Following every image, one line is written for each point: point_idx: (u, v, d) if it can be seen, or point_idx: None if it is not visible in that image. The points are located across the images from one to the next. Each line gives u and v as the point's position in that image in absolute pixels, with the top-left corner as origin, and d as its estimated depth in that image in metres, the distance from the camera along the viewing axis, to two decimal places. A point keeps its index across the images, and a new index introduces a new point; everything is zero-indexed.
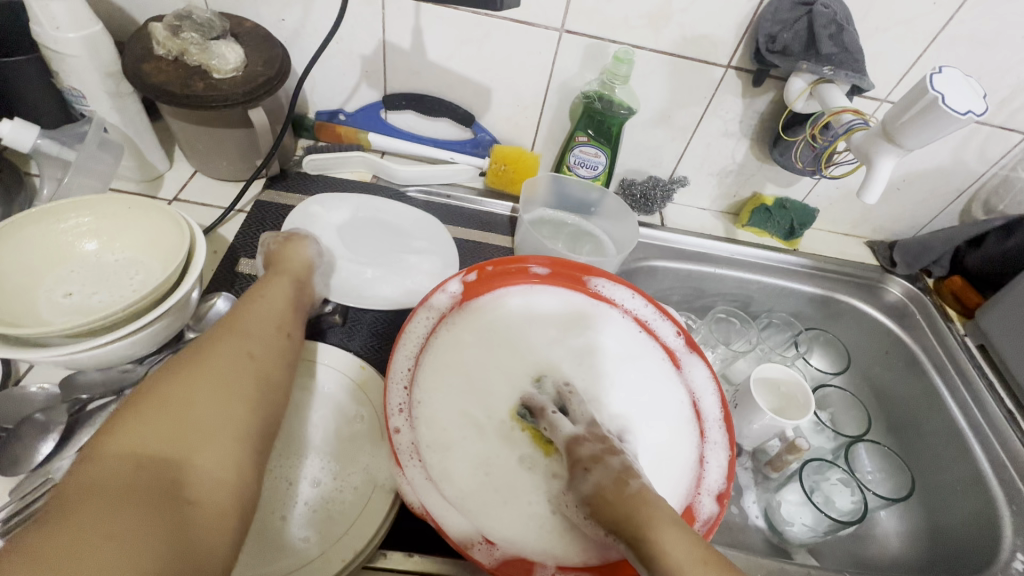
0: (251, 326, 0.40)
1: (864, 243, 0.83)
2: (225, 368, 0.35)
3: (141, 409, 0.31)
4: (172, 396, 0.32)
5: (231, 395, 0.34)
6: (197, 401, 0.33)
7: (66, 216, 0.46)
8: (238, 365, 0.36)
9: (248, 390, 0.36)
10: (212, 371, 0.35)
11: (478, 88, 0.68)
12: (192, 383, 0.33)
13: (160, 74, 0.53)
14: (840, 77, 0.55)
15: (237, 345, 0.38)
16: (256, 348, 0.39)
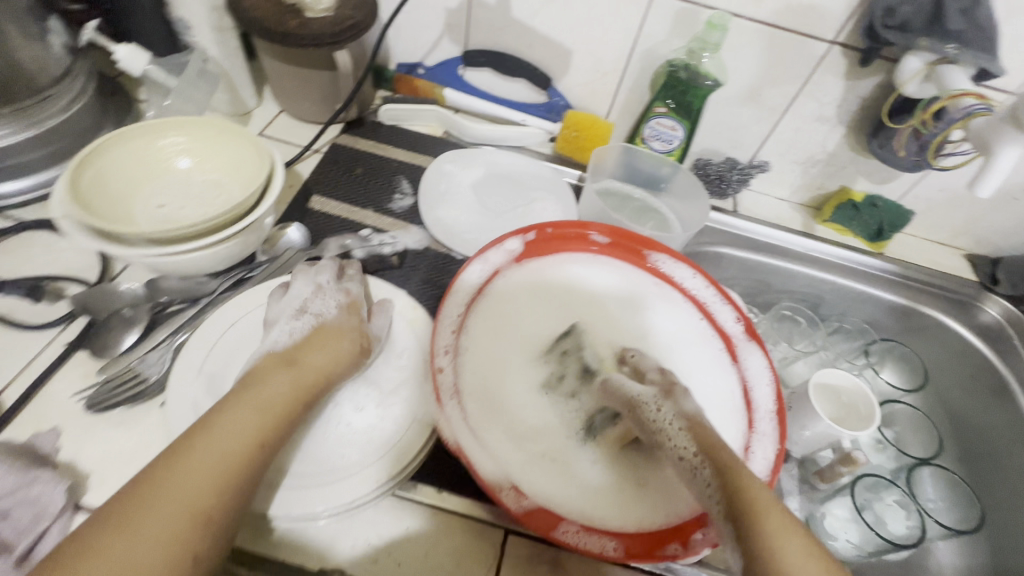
0: (268, 392, 0.38)
1: (962, 255, 0.75)
2: (219, 450, 0.34)
3: (134, 500, 0.31)
4: (164, 488, 0.32)
5: (224, 487, 0.33)
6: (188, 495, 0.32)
7: (165, 134, 0.50)
8: (239, 453, 0.35)
9: (230, 480, 0.34)
10: (196, 466, 0.33)
11: (559, 49, 0.66)
12: (188, 474, 0.33)
13: (259, 9, 0.55)
14: (966, 57, 0.49)
15: (242, 420, 0.36)
16: (270, 434, 0.37)
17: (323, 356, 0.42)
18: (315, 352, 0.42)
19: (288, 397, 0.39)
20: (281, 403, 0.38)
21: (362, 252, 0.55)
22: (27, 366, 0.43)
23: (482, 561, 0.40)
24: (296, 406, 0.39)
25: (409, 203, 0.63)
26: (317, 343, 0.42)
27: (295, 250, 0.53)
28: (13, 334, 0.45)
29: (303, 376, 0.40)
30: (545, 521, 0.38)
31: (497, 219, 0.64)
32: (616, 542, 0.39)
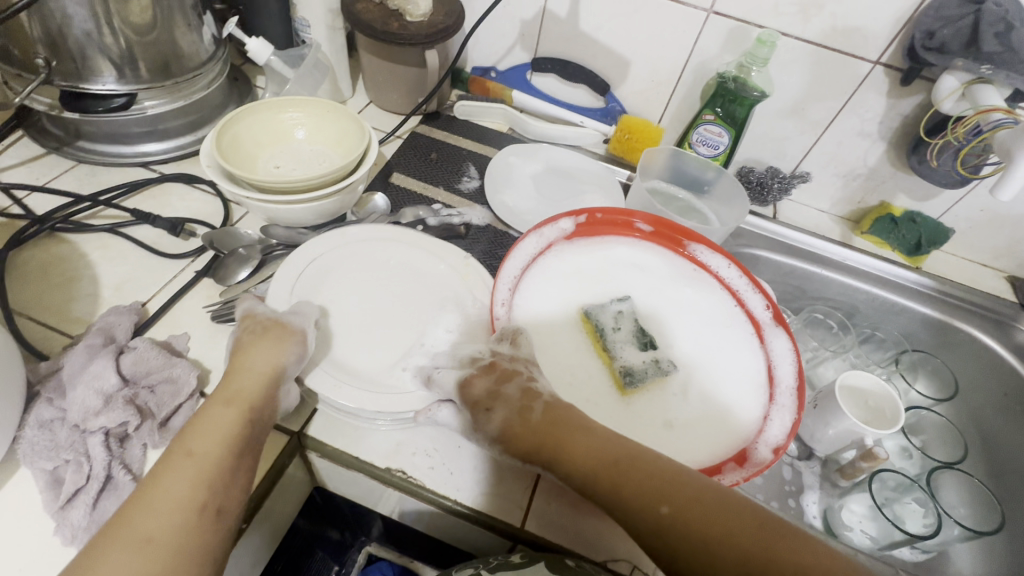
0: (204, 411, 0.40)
1: (1004, 278, 0.76)
2: (164, 476, 0.36)
3: (101, 548, 0.33)
4: (124, 532, 0.34)
5: (180, 512, 0.35)
6: (148, 528, 0.34)
7: (285, 109, 0.60)
8: (185, 475, 0.36)
9: (177, 493, 0.35)
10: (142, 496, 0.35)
11: (619, 59, 0.74)
12: (148, 500, 0.35)
13: (368, 13, 0.66)
14: (1000, 77, 0.54)
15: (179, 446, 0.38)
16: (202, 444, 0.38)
17: (253, 358, 0.43)
18: (244, 360, 0.43)
19: (227, 414, 0.40)
20: (222, 422, 0.39)
21: (434, 220, 0.63)
22: (166, 285, 0.54)
23: (522, 480, 0.46)
24: (240, 419, 0.40)
25: (475, 185, 0.71)
26: (245, 348, 0.44)
27: (379, 214, 0.62)
28: (157, 259, 0.56)
29: (233, 387, 0.41)
30: None
31: (551, 205, 0.71)
32: None
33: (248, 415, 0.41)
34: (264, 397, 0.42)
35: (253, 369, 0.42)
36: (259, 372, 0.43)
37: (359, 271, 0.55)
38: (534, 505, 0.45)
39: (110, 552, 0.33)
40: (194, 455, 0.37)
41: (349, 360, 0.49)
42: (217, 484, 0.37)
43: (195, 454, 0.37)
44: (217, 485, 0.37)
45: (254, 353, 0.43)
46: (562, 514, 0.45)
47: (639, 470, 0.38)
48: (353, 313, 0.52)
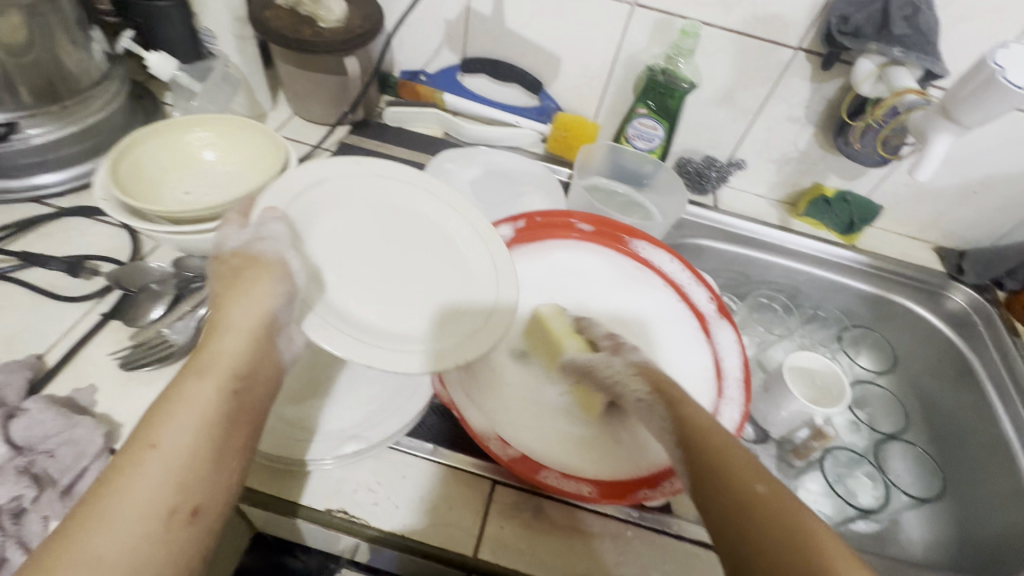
0: (182, 400, 0.33)
1: (932, 249, 0.80)
2: (137, 472, 0.30)
3: (65, 535, 0.27)
4: (80, 539, 0.27)
5: (150, 516, 0.29)
6: (112, 534, 0.28)
7: (192, 130, 0.56)
8: (157, 473, 0.30)
9: (143, 501, 0.29)
10: (106, 497, 0.29)
11: (549, 56, 0.72)
12: (112, 500, 0.29)
13: (277, 20, 0.62)
14: (911, 59, 0.55)
15: (148, 436, 0.31)
16: (183, 438, 0.31)
17: (240, 329, 0.38)
18: (222, 336, 0.37)
19: (214, 396, 0.34)
20: (207, 404, 0.33)
21: None
22: (68, 332, 0.49)
23: (472, 505, 0.45)
24: (229, 406, 0.34)
25: None
26: (236, 297, 0.39)
27: None
28: (55, 304, 0.50)
29: (219, 372, 0.35)
30: (528, 467, 0.43)
31: (491, 211, 0.69)
32: (591, 487, 0.44)
33: (236, 398, 0.35)
34: (252, 368, 0.37)
35: (240, 345, 0.37)
36: (249, 330, 0.38)
37: None
38: (485, 531, 0.43)
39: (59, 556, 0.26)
40: (159, 446, 0.31)
41: None
42: (191, 482, 0.31)
43: (162, 447, 0.31)
44: (198, 484, 0.31)
45: (234, 304, 0.39)
46: (514, 537, 0.43)
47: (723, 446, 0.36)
48: None
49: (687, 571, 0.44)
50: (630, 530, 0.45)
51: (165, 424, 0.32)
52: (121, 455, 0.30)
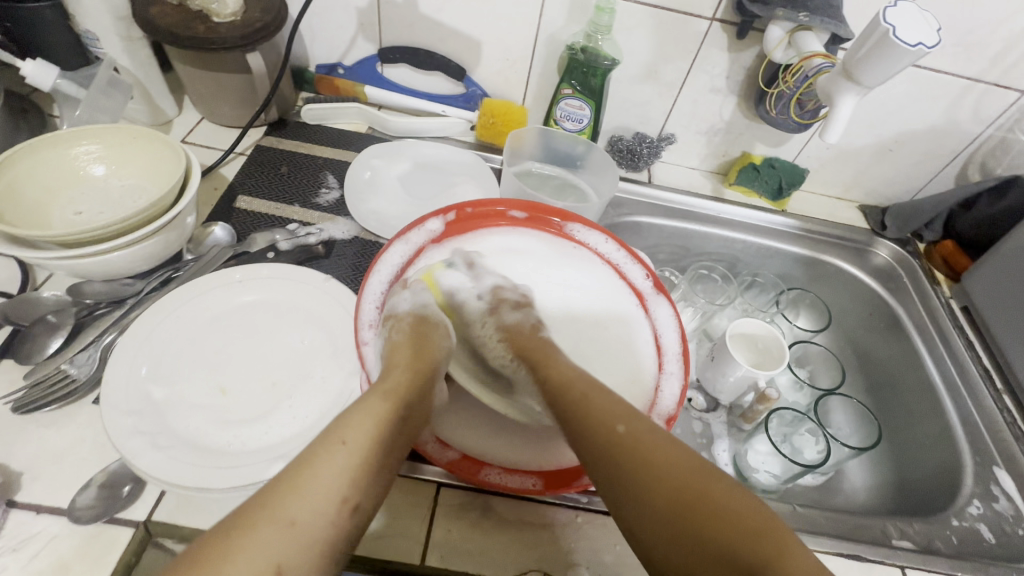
0: (361, 412, 0.36)
1: (857, 207, 0.83)
2: (335, 465, 0.32)
3: (259, 505, 0.30)
4: (289, 509, 0.30)
5: (330, 502, 0.31)
6: (306, 505, 0.30)
7: (77, 143, 0.51)
8: (341, 463, 0.32)
9: (337, 491, 0.31)
10: (311, 480, 0.31)
11: (469, 41, 0.70)
12: (314, 481, 0.31)
13: (166, 17, 0.57)
14: (817, 23, 0.56)
15: (340, 432, 0.34)
16: (373, 446, 0.34)
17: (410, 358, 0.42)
18: (402, 365, 0.40)
19: (383, 407, 0.36)
20: (384, 414, 0.36)
21: (288, 244, 0.57)
22: None
23: (418, 511, 0.43)
24: (401, 416, 0.37)
25: (335, 196, 0.65)
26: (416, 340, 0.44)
27: (221, 248, 0.55)
28: None
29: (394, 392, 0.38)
30: (468, 467, 0.43)
31: (422, 205, 0.66)
32: (535, 480, 0.43)
33: (406, 413, 0.38)
34: (416, 390, 0.39)
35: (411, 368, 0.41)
36: (418, 362, 0.42)
37: (199, 322, 0.48)
38: (432, 537, 0.42)
39: (252, 525, 0.29)
40: (349, 442, 0.33)
41: (194, 426, 0.42)
42: (363, 477, 0.33)
43: (348, 442, 0.33)
44: (366, 479, 0.33)
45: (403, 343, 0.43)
46: (464, 539, 0.42)
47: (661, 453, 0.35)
48: (193, 368, 0.45)
49: None
50: (580, 516, 0.45)
51: (348, 428, 0.34)
52: (321, 444, 0.33)
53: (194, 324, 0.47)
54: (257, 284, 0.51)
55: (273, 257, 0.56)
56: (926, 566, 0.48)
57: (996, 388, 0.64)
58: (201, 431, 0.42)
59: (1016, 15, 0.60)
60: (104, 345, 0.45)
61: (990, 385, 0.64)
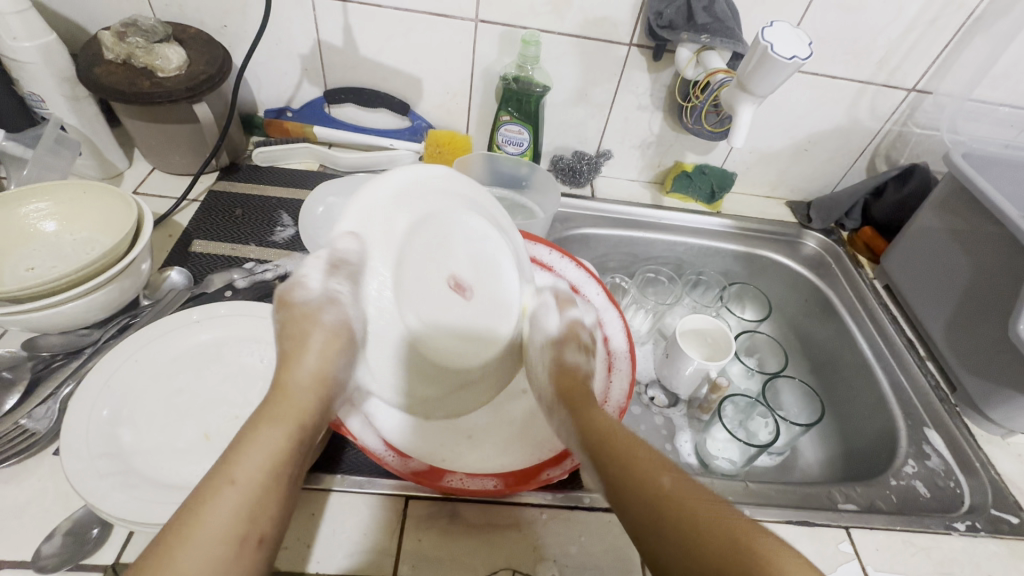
0: (279, 410, 0.34)
1: (785, 203, 0.89)
2: (251, 467, 0.31)
3: (187, 514, 0.29)
4: (205, 520, 0.29)
5: (222, 554, 0.28)
6: (223, 505, 0.29)
7: (27, 202, 0.52)
8: (228, 505, 0.29)
9: (257, 497, 0.30)
10: (234, 495, 0.30)
11: (409, 78, 0.74)
12: (241, 475, 0.31)
13: (110, 76, 0.59)
14: (717, 43, 0.63)
15: (240, 454, 0.31)
16: (291, 451, 0.33)
17: (307, 370, 0.37)
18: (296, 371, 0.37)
19: (281, 439, 0.33)
20: (279, 449, 0.33)
21: (245, 282, 0.59)
22: None
23: (386, 525, 0.45)
24: (296, 449, 0.34)
25: (291, 233, 0.67)
26: (300, 338, 0.38)
27: (178, 291, 0.56)
28: None
29: (287, 419, 0.34)
30: (432, 474, 0.45)
31: None
32: (496, 481, 0.46)
33: (301, 442, 0.34)
34: (315, 413, 0.36)
35: (305, 386, 0.37)
36: (313, 390, 0.37)
37: (158, 363, 0.48)
38: (403, 548, 0.43)
39: (179, 538, 0.28)
40: (238, 481, 0.30)
41: (158, 465, 0.43)
42: (260, 508, 0.30)
43: (239, 481, 0.30)
44: (272, 487, 0.31)
45: (302, 360, 0.37)
46: (433, 547, 0.44)
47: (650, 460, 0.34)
48: (150, 410, 0.46)
49: (603, 539, 0.46)
50: (545, 513, 0.47)
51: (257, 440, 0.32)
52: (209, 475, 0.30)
53: (153, 366, 0.48)
54: (215, 322, 0.52)
55: (230, 295, 0.58)
56: (868, 524, 0.51)
57: (920, 355, 0.70)
58: (167, 468, 0.43)
59: (891, 24, 0.68)
60: (62, 396, 0.46)
61: (916, 353, 0.70)
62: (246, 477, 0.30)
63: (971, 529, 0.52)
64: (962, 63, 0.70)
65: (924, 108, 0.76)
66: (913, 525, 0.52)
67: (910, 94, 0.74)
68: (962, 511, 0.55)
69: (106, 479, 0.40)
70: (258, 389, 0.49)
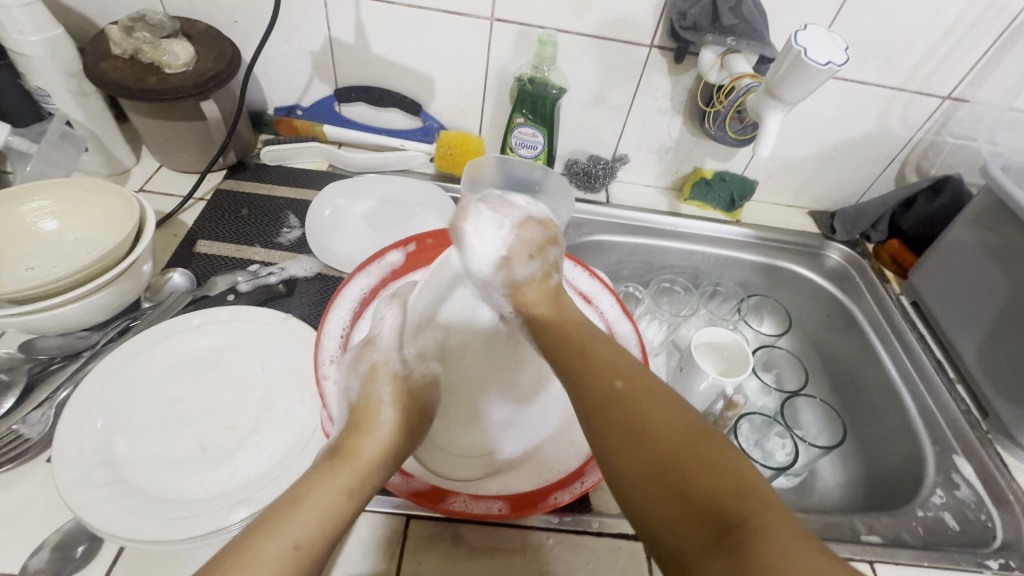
0: (370, 451, 0.37)
1: (807, 213, 0.86)
2: (304, 523, 0.31)
3: (238, 550, 0.29)
4: None
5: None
6: (268, 565, 0.29)
7: (29, 199, 0.51)
8: (279, 570, 0.29)
9: (296, 573, 0.29)
10: (280, 561, 0.29)
11: (421, 77, 0.72)
12: (298, 517, 0.31)
13: (116, 71, 0.58)
14: (744, 46, 0.60)
15: (336, 476, 0.35)
16: (357, 499, 0.34)
17: (382, 441, 0.38)
18: (368, 438, 0.38)
19: (339, 497, 0.33)
20: (337, 507, 0.33)
21: (248, 285, 0.58)
22: None
23: (384, 546, 0.43)
24: (361, 490, 0.35)
25: (297, 235, 0.65)
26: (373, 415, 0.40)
27: (181, 294, 0.55)
28: None
29: (363, 465, 0.36)
30: (435, 495, 0.43)
31: (386, 238, 0.67)
32: (501, 503, 0.44)
33: (355, 499, 0.34)
34: (379, 483, 0.37)
35: (378, 456, 0.37)
36: (386, 454, 0.38)
37: (155, 369, 0.47)
38: (402, 571, 0.42)
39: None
40: (299, 547, 0.30)
41: (153, 477, 0.41)
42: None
43: (301, 549, 0.30)
44: (325, 544, 0.31)
45: (377, 427, 0.39)
46: (432, 571, 0.42)
47: (661, 421, 0.33)
48: (146, 418, 0.44)
49: (611, 568, 0.44)
50: (552, 537, 0.45)
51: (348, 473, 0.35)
52: (286, 495, 0.32)
53: (152, 371, 0.47)
54: (216, 327, 0.51)
55: (233, 300, 0.56)
56: (894, 559, 0.49)
57: (949, 378, 0.66)
58: (162, 480, 0.41)
59: (928, 28, 0.64)
60: (58, 401, 0.45)
61: (945, 375, 0.67)
62: (306, 524, 0.31)
63: (1005, 568, 0.50)
64: (1003, 70, 0.66)
65: (959, 117, 0.72)
66: (942, 562, 0.49)
67: (945, 102, 0.71)
68: (994, 547, 0.52)
69: (97, 491, 0.39)
70: (256, 398, 0.47)
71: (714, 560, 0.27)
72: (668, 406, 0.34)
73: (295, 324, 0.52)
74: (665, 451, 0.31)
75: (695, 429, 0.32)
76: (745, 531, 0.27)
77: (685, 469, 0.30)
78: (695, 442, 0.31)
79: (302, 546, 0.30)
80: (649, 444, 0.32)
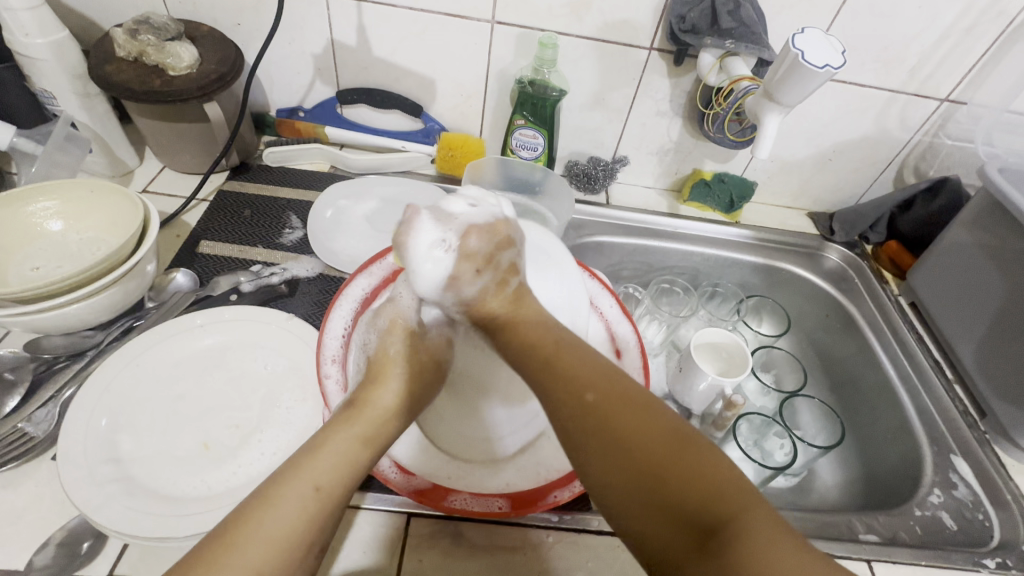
0: (388, 401, 0.39)
1: (806, 214, 0.86)
2: (323, 470, 0.33)
3: (246, 515, 0.31)
4: (248, 540, 0.30)
5: (293, 549, 0.31)
6: (284, 513, 0.31)
7: (34, 200, 0.52)
8: (299, 511, 0.31)
9: (316, 511, 0.32)
10: (298, 507, 0.32)
11: (423, 79, 0.73)
12: (316, 466, 0.33)
13: (121, 73, 0.58)
14: (742, 49, 0.61)
15: (353, 425, 0.36)
16: (373, 445, 0.36)
17: (398, 393, 0.40)
18: (381, 393, 0.39)
19: (355, 446, 0.35)
20: (352, 454, 0.35)
21: (250, 285, 0.58)
22: None
23: (386, 543, 0.43)
24: (379, 434, 0.37)
25: (299, 235, 0.66)
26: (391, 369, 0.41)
27: (184, 294, 0.55)
28: None
29: (380, 415, 0.38)
30: (436, 493, 0.44)
31: (387, 239, 0.67)
32: (501, 502, 0.44)
33: (371, 449, 0.36)
34: (396, 432, 0.39)
35: (395, 406, 0.39)
36: (402, 403, 0.40)
37: (159, 368, 0.48)
38: (403, 569, 0.42)
39: (240, 531, 0.30)
40: (320, 490, 0.33)
41: (156, 475, 0.42)
42: (320, 519, 0.32)
43: (323, 491, 0.33)
44: (343, 483, 0.34)
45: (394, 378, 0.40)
46: (433, 569, 0.42)
47: (640, 430, 0.33)
48: (149, 417, 0.45)
49: (611, 565, 0.44)
50: (552, 535, 0.45)
51: (364, 422, 0.37)
52: (302, 447, 0.34)
53: (155, 370, 0.47)
54: (219, 327, 0.51)
55: (235, 299, 0.57)
56: (891, 558, 0.49)
57: (948, 379, 0.67)
58: (165, 477, 0.42)
59: (925, 31, 0.65)
60: (62, 399, 0.45)
61: (943, 376, 0.67)
62: (322, 470, 0.33)
63: (1002, 567, 0.50)
64: (1000, 72, 0.67)
65: (957, 119, 0.73)
66: (940, 561, 0.49)
67: (943, 104, 0.71)
68: (991, 547, 0.52)
69: (101, 488, 0.39)
70: (258, 397, 0.48)
71: (694, 560, 0.29)
72: (648, 412, 0.34)
73: (298, 323, 0.52)
74: (646, 459, 0.32)
75: (676, 435, 0.33)
76: (726, 528, 0.29)
77: (663, 477, 0.31)
78: (675, 450, 0.32)
79: (323, 487, 0.33)
80: (630, 452, 0.32)
